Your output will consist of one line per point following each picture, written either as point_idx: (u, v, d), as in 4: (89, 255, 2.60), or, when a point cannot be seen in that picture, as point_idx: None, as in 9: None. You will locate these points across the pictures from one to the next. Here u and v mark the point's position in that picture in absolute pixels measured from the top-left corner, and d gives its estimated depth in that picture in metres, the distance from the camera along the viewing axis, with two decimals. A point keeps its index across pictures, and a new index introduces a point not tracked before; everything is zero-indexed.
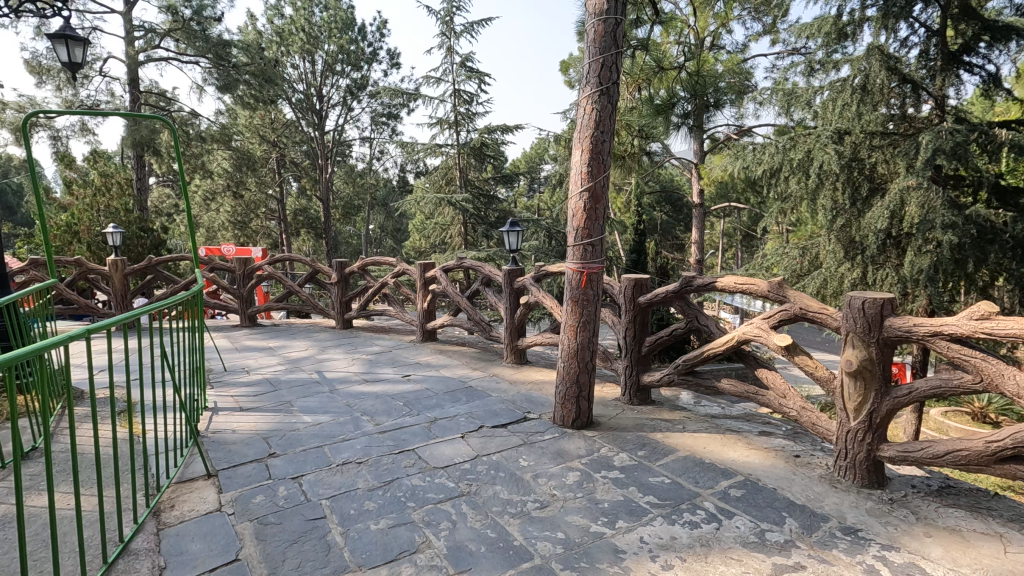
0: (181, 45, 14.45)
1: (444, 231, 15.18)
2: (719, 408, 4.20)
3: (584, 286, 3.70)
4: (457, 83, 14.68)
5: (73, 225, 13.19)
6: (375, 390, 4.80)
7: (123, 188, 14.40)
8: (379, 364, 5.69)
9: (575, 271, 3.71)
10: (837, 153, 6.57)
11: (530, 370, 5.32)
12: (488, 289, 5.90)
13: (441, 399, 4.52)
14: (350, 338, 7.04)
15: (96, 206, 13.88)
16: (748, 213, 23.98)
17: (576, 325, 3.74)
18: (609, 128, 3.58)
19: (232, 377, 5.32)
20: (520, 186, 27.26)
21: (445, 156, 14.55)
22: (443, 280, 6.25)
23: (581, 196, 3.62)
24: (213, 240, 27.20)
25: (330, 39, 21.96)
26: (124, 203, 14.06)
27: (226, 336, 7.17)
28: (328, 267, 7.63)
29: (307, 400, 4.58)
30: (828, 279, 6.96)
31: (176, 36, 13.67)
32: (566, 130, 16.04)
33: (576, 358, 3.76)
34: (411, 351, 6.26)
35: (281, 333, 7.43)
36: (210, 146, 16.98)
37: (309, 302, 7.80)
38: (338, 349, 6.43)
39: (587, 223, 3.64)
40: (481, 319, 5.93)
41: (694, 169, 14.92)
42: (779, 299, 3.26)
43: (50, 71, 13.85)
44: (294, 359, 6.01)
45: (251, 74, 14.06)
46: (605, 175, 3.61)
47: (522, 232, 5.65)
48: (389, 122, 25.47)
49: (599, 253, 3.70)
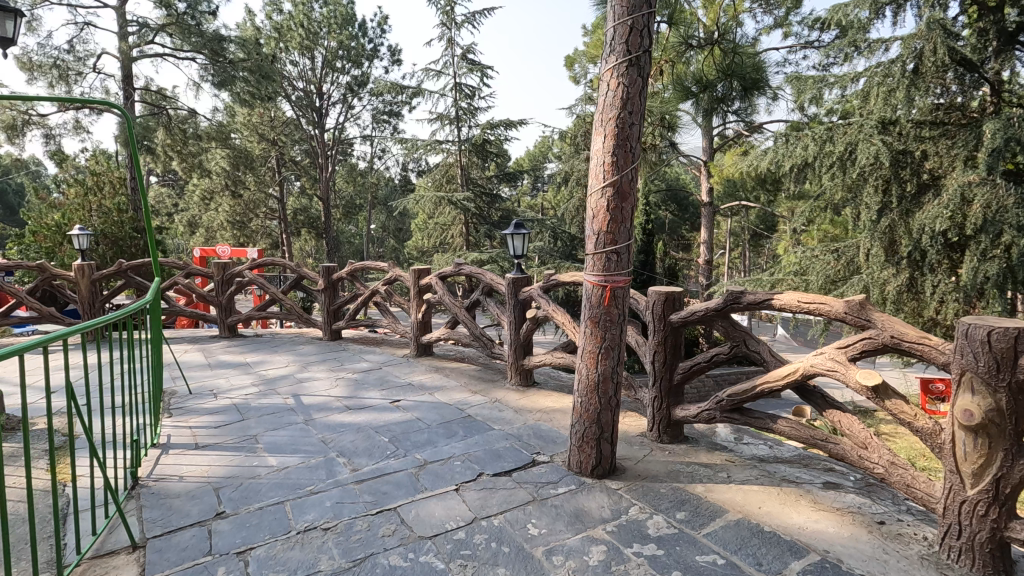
0: (176, 40, 13.85)
1: (445, 232, 14.45)
2: (766, 449, 3.49)
3: (607, 303, 2.99)
4: (458, 77, 14.00)
5: (62, 226, 12.58)
6: (356, 421, 4.10)
7: (115, 187, 13.74)
8: (365, 385, 4.99)
9: (596, 285, 3.01)
10: (885, 143, 5.89)
11: (537, 394, 4.63)
12: (490, 299, 5.18)
13: (433, 434, 3.82)
14: (337, 352, 6.35)
15: (87, 205, 13.25)
16: (758, 212, 23.18)
17: (597, 352, 3.03)
18: (639, 109, 2.88)
19: (195, 402, 4.64)
20: (524, 185, 26.53)
21: (445, 154, 13.87)
22: (440, 289, 5.56)
23: (604, 192, 2.91)
24: (212, 241, 26.60)
25: (330, 34, 21.25)
26: (116, 203, 13.47)
27: (201, 350, 6.49)
28: (315, 272, 6.91)
29: (276, 434, 3.88)
30: (869, 285, 6.28)
31: (168, 29, 13.03)
32: (572, 127, 15.38)
33: (596, 392, 3.06)
34: (403, 368, 5.57)
35: (263, 346, 6.75)
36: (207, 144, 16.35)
37: (295, 311, 7.07)
38: (323, 366, 5.73)
39: (611, 225, 2.93)
40: (481, 334, 5.22)
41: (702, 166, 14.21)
42: (860, 324, 2.54)
43: (40, 68, 12.94)
44: (271, 378, 5.32)
45: (247, 69, 13.38)
46: (633, 166, 2.91)
47: (528, 235, 4.92)
48: (390, 120, 24.77)
49: (626, 263, 2.99)
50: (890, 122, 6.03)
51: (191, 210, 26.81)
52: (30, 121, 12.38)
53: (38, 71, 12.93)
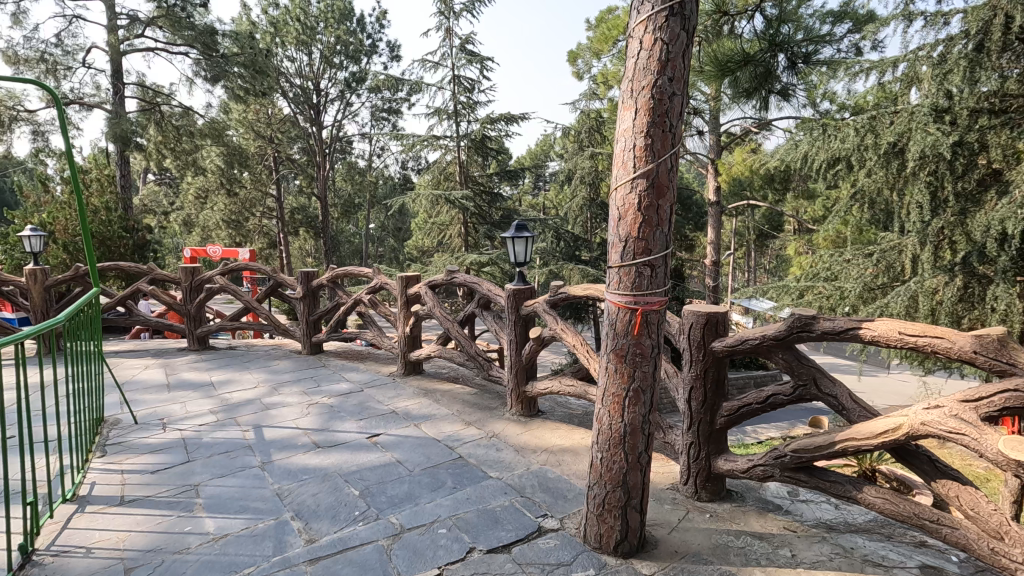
0: (169, 35, 13.02)
1: (444, 232, 13.72)
2: (833, 512, 2.76)
3: (638, 332, 2.27)
4: (456, 68, 13.28)
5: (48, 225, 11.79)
6: (323, 465, 3.38)
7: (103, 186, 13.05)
8: (341, 414, 4.28)
9: (623, 308, 2.28)
10: (942, 132, 5.18)
11: (542, 427, 3.91)
12: (487, 314, 4.46)
13: (415, 484, 3.10)
14: (316, 369, 5.64)
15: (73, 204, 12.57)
16: (766, 212, 22.45)
17: (624, 395, 2.31)
18: (682, 74, 2.17)
19: (139, 437, 3.93)
20: (526, 184, 25.80)
21: (444, 151, 13.15)
22: (429, 299, 4.85)
23: (635, 185, 2.20)
24: (208, 240, 25.95)
25: (327, 29, 20.54)
26: (104, 201, 12.77)
27: (164, 367, 5.78)
28: (293, 278, 6.20)
29: (221, 484, 3.16)
30: (917, 293, 5.56)
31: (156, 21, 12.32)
32: (576, 124, 14.63)
33: (622, 447, 2.34)
34: (388, 391, 4.86)
35: (233, 361, 6.03)
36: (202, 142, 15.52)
37: (272, 321, 6.35)
38: (296, 388, 5.01)
39: (643, 227, 2.21)
40: (477, 352, 4.50)
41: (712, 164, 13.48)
42: (997, 368, 1.83)
43: (28, 62, 12.07)
44: (234, 402, 4.62)
45: (240, 64, 12.64)
46: (673, 151, 2.20)
47: (531, 238, 4.18)
48: (389, 118, 24.04)
49: (662, 279, 2.28)
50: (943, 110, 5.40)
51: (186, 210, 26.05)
52: (17, 118, 11.65)
53: (25, 65, 12.15)
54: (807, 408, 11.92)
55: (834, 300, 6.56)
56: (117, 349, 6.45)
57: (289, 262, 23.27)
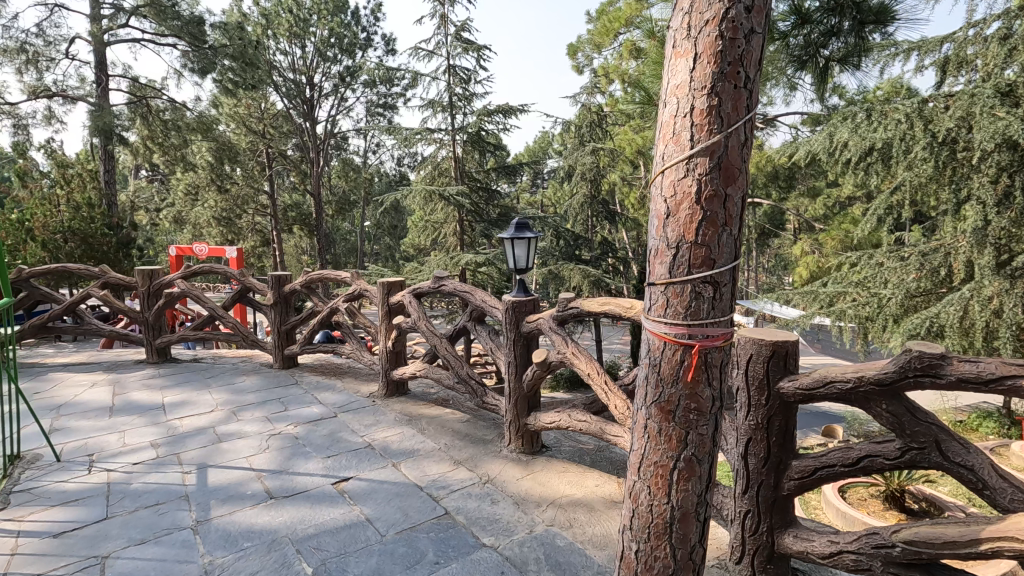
0: (155, 24, 12.14)
1: (438, 229, 13.01)
2: None
3: (692, 377, 1.58)
4: (451, 58, 12.55)
5: (26, 219, 10.97)
6: (272, 527, 2.67)
7: (86, 181, 12.21)
8: (306, 450, 3.57)
9: (672, 343, 1.59)
10: (1015, 115, 4.51)
11: (547, 471, 3.22)
12: (481, 329, 3.75)
13: (387, 559, 2.40)
14: (286, 387, 4.94)
15: (55, 200, 11.76)
16: (769, 210, 21.96)
17: (673, 467, 1.63)
18: (762, 3, 1.49)
19: (53, 481, 3.21)
20: (524, 182, 25.09)
21: (438, 145, 12.41)
22: (414, 310, 4.14)
23: (692, 168, 1.51)
24: (199, 238, 25.11)
25: (320, 22, 19.71)
26: (87, 197, 11.93)
27: (115, 384, 5.06)
28: (264, 283, 5.51)
29: (138, 557, 2.45)
30: (972, 300, 4.96)
31: (142, 11, 11.48)
32: (579, 119, 13.92)
33: (667, 538, 1.66)
34: (365, 417, 4.15)
35: (194, 376, 5.31)
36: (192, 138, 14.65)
37: (240, 331, 5.65)
38: (259, 412, 4.30)
39: (704, 226, 1.52)
40: (470, 374, 3.79)
41: None
42: None
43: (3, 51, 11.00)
44: (182, 432, 3.90)
45: (228, 56, 11.78)
46: (746, 119, 1.51)
47: (534, 240, 3.47)
48: (384, 114, 23.24)
49: (726, 305, 1.59)
50: (1008, 91, 4.75)
51: (177, 206, 25.18)
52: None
53: (3, 56, 11.03)
54: (819, 416, 11.29)
55: (870, 308, 5.90)
56: (67, 362, 5.73)
57: (282, 261, 22.46)
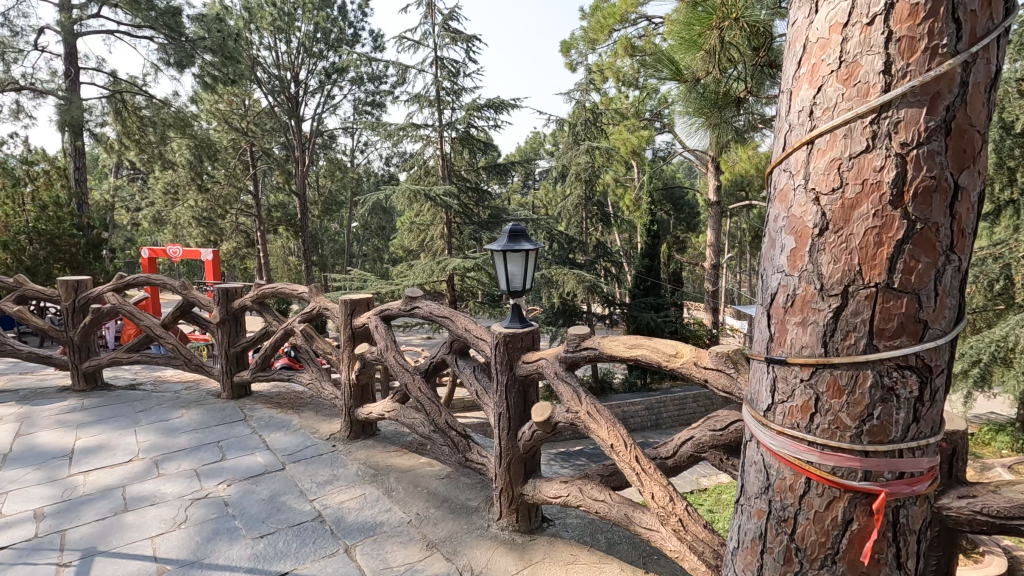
0: (133, 18, 10.90)
1: (426, 232, 12.14)
2: None
3: (869, 555, 0.78)
4: (439, 49, 11.66)
5: None
6: None
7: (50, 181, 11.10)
8: (235, 525, 2.73)
9: (825, 483, 0.80)
10: None
11: (548, 560, 2.41)
12: (464, 365, 2.94)
13: None
14: (230, 426, 4.09)
15: (17, 199, 10.70)
16: (761, 213, 21.84)
17: None
18: None
19: None
20: (514, 182, 24.22)
21: (424, 142, 11.53)
22: (380, 337, 3.31)
23: (888, 129, 0.72)
24: (179, 239, 23.95)
25: (305, 16, 18.66)
26: (53, 196, 10.81)
27: (25, 420, 4.18)
28: (209, 297, 4.69)
29: None
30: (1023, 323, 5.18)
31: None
32: (576, 117, 13.13)
33: None
34: (320, 471, 3.32)
35: (123, 409, 4.44)
36: (171, 136, 13.56)
37: (181, 354, 4.80)
38: (187, 463, 3.44)
39: (906, 255, 0.73)
40: (449, 423, 2.96)
41: (711, 163, 12.77)
42: None
43: None
44: (80, 496, 3.03)
45: (207, 49, 10.63)
46: (1003, 30, 0.71)
47: (532, 252, 2.66)
48: (372, 112, 22.28)
49: (941, 413, 0.79)
50: None
51: (155, 205, 23.99)
52: None
53: None
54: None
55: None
56: None
57: (267, 264, 21.47)
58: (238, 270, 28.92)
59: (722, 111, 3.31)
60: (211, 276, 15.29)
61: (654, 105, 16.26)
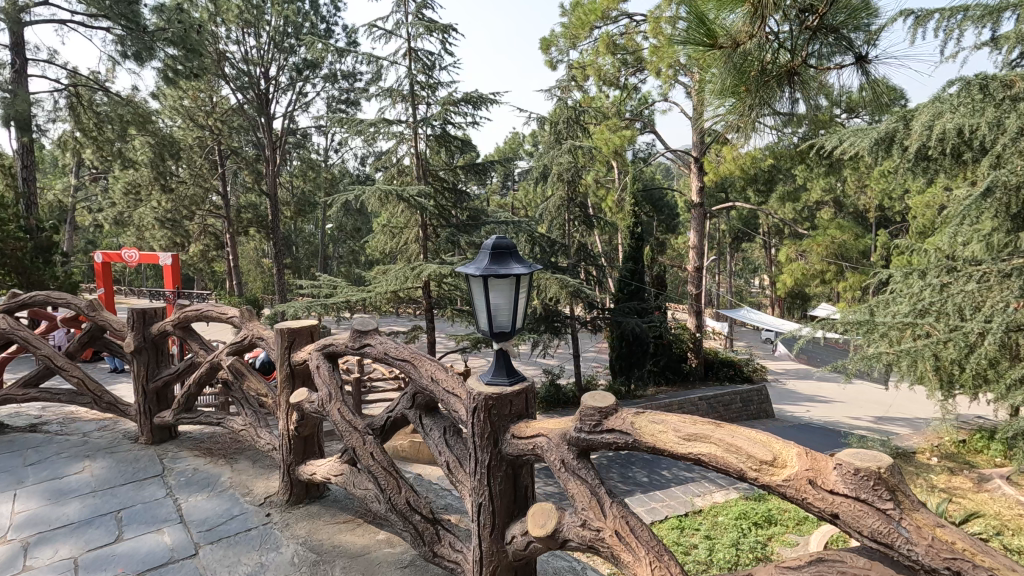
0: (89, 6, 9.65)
1: (400, 235, 11.31)
2: None
3: None
4: (413, 39, 10.86)
5: None
6: None
7: None
8: None
9: None
10: None
11: None
12: (431, 426, 2.19)
13: None
14: (138, 485, 3.23)
15: None
16: (742, 213, 21.49)
17: None
18: None
19: None
20: (493, 183, 23.51)
21: (397, 139, 10.69)
22: (321, 381, 2.53)
23: None
24: (142, 242, 22.58)
25: (274, 9, 17.46)
26: None
27: None
28: (123, 320, 3.86)
29: None
30: None
31: None
32: (561, 114, 12.41)
33: None
34: (240, 558, 2.52)
35: (11, 462, 3.56)
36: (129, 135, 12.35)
37: (90, 390, 3.96)
38: (66, 549, 2.60)
39: None
40: (414, 503, 2.20)
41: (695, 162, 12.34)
42: None
43: None
44: None
45: (168, 41, 9.28)
46: None
47: (525, 275, 1.92)
48: (347, 111, 21.25)
49: None
50: None
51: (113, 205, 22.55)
52: None
53: None
54: (820, 437, 10.20)
55: (958, 349, 4.42)
56: None
57: (236, 269, 20.30)
58: (205, 273, 27.53)
59: (760, 89, 2.63)
60: (171, 283, 14.19)
61: (637, 104, 15.69)
